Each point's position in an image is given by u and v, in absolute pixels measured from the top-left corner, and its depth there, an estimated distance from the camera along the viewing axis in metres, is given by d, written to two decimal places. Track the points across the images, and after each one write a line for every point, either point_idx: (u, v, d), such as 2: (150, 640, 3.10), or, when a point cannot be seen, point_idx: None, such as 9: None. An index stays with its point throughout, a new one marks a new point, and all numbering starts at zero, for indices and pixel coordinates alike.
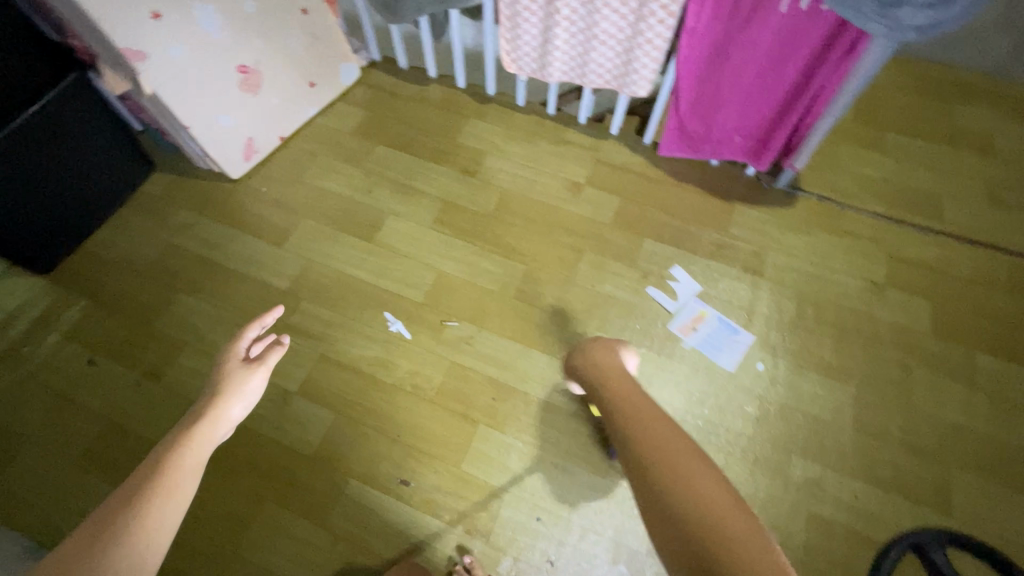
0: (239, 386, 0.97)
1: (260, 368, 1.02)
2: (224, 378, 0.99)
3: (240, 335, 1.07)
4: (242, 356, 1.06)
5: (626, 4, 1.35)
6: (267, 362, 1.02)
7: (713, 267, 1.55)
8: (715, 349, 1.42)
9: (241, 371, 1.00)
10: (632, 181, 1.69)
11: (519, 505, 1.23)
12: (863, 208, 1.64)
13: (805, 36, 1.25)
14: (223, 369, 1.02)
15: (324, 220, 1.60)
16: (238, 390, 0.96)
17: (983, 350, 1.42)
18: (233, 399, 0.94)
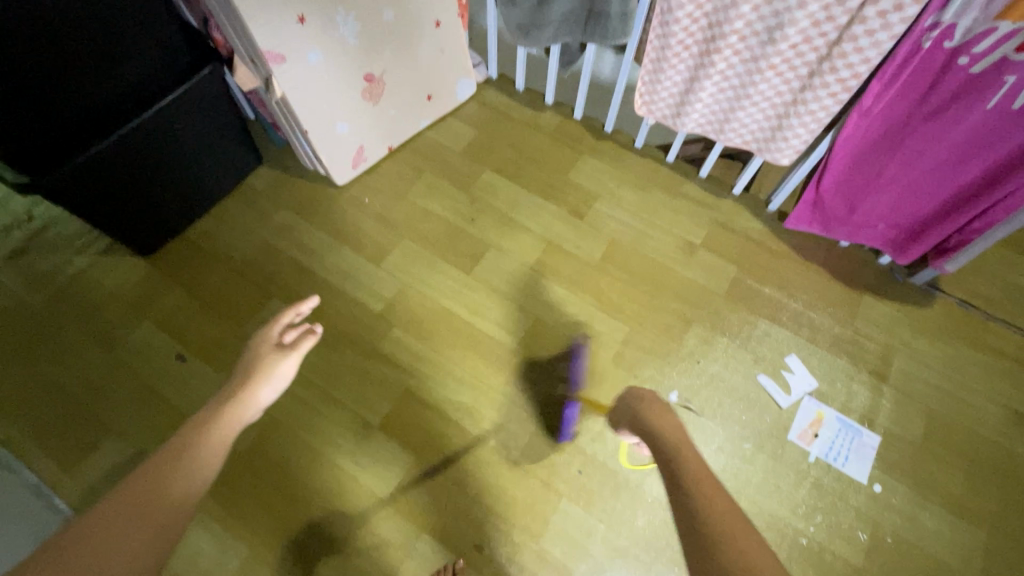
0: (270, 368, 0.99)
1: (292, 355, 1.02)
2: (259, 362, 1.00)
3: (275, 319, 1.08)
4: (275, 341, 1.06)
5: (795, 70, 1.22)
6: (300, 349, 1.04)
7: (832, 363, 1.41)
8: (840, 458, 1.29)
9: (274, 353, 1.02)
10: (752, 251, 1.57)
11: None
12: (1010, 321, 1.47)
13: (1004, 138, 1.11)
14: (258, 351, 1.03)
15: (425, 244, 1.55)
16: (268, 372, 0.98)
17: None
18: (263, 381, 0.96)
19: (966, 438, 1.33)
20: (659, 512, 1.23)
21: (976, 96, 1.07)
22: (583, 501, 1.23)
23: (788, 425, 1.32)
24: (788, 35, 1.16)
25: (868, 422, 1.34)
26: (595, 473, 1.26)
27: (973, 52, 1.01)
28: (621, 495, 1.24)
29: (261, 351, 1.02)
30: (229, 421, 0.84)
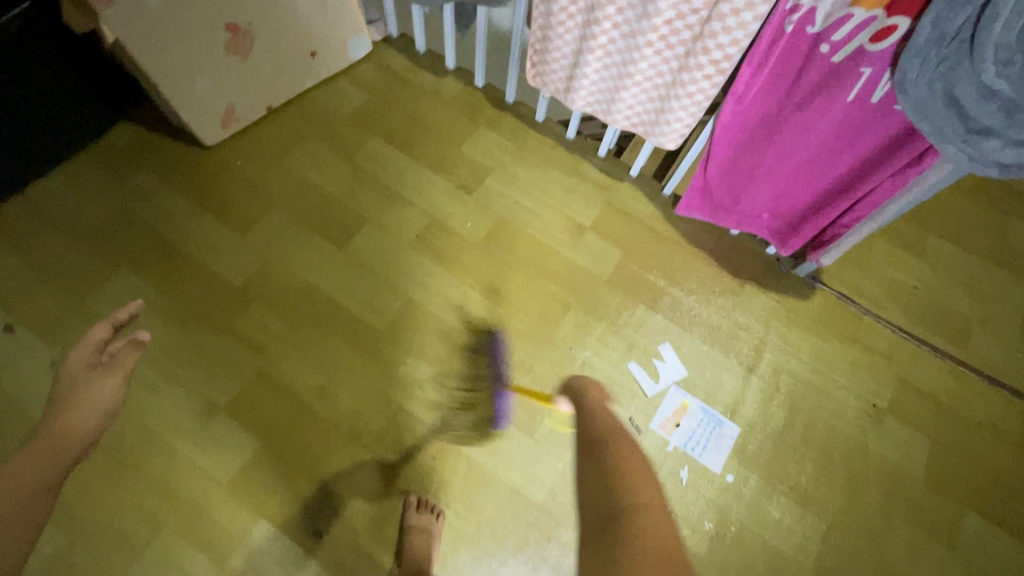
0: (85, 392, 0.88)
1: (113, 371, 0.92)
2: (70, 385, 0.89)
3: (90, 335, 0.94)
4: (89, 360, 0.93)
5: (672, 48, 1.15)
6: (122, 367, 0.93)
7: (706, 354, 1.41)
8: (697, 447, 1.30)
9: (94, 373, 0.91)
10: (641, 236, 1.52)
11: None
12: (883, 316, 1.50)
13: (868, 132, 1.08)
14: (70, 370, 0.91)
15: (297, 214, 1.45)
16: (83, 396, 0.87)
17: (974, 509, 1.30)
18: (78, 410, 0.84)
19: (827, 431, 1.35)
20: (509, 497, 1.20)
21: (838, 87, 1.02)
22: (431, 487, 1.21)
23: (651, 414, 1.33)
24: (662, 6, 1.08)
25: (730, 413, 1.35)
26: (448, 461, 1.23)
27: (833, 39, 0.96)
28: (470, 480, 1.21)
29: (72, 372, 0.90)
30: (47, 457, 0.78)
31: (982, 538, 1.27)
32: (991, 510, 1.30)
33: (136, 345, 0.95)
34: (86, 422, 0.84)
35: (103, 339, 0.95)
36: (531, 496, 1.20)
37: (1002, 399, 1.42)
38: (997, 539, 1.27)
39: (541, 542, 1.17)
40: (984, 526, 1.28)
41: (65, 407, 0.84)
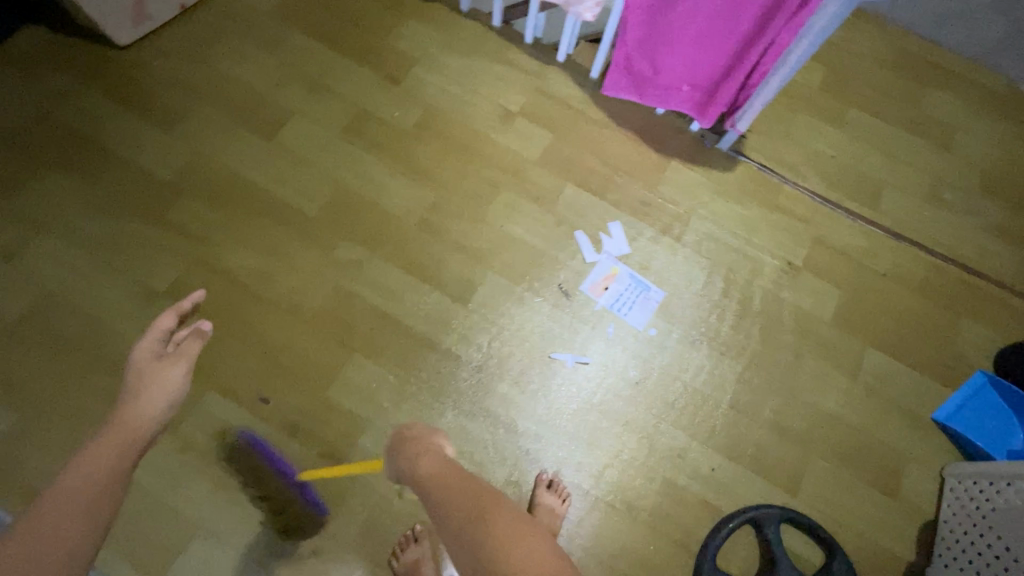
0: (156, 380, 0.77)
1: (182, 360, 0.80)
2: (136, 376, 0.77)
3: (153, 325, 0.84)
4: (156, 345, 0.83)
5: None
6: (190, 354, 0.82)
7: (633, 226, 1.47)
8: (625, 308, 1.38)
9: (154, 366, 0.79)
10: (569, 118, 1.56)
11: (380, 440, 1.21)
12: (801, 182, 1.58)
13: None
14: (136, 361, 0.80)
15: (223, 109, 1.44)
16: (155, 386, 0.76)
17: (876, 345, 1.42)
18: (144, 407, 0.72)
19: (746, 288, 1.44)
20: (445, 359, 1.29)
21: None
22: (371, 354, 1.27)
23: (582, 279, 1.40)
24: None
25: (658, 279, 1.42)
26: (387, 330, 1.29)
27: None
28: (409, 346, 1.29)
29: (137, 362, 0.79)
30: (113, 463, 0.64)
31: (882, 369, 1.40)
32: (892, 346, 1.43)
33: (195, 338, 0.86)
34: (151, 411, 0.73)
35: (167, 326, 0.85)
36: (466, 357, 1.30)
37: (908, 251, 1.53)
38: (895, 369, 1.40)
39: (476, 395, 1.27)
40: (884, 358, 1.41)
41: (127, 399, 0.73)
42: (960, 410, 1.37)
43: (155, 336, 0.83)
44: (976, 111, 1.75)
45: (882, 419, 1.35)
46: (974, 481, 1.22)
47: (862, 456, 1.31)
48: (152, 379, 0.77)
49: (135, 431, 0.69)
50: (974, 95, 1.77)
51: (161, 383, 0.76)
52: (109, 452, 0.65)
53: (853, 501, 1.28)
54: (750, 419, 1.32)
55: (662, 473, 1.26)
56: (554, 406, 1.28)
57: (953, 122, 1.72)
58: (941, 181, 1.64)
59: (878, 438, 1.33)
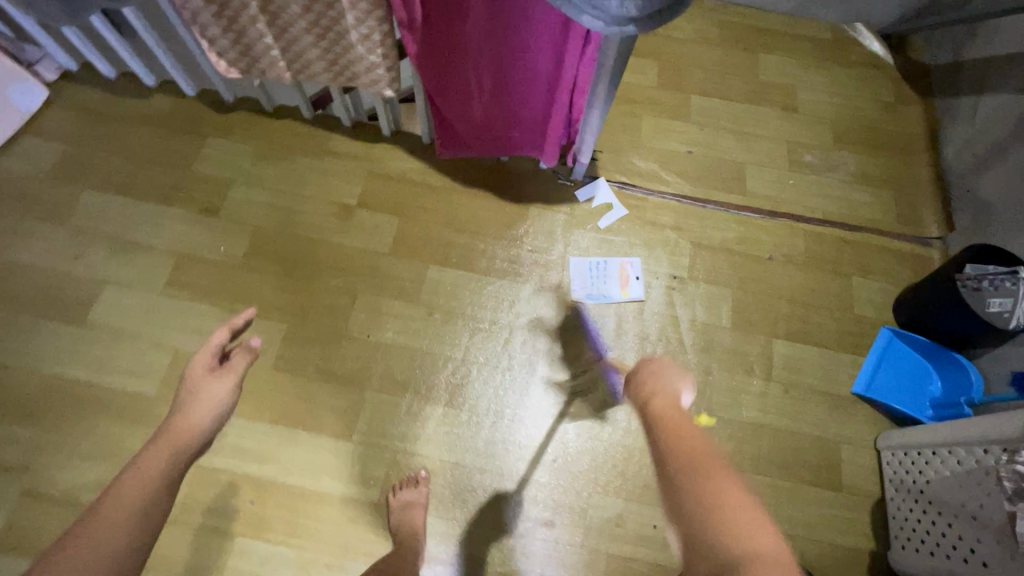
0: (201, 394, 0.85)
1: (228, 375, 0.89)
2: (191, 388, 0.86)
3: (197, 353, 0.93)
4: (208, 361, 0.92)
5: None
6: (236, 369, 0.90)
7: (508, 289, 1.38)
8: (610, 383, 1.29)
9: (208, 375, 0.89)
10: (412, 195, 1.45)
11: None
12: (665, 189, 1.53)
13: (536, 26, 1.03)
14: (191, 376, 0.89)
15: (19, 305, 1.27)
16: (200, 398, 0.84)
17: (781, 335, 1.39)
18: (195, 411, 0.81)
19: (639, 318, 1.37)
20: (344, 507, 1.16)
21: None
22: (259, 532, 1.13)
23: (472, 365, 1.30)
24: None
25: (550, 338, 1.34)
26: (270, 498, 1.16)
27: None
28: (300, 506, 1.16)
29: (193, 378, 0.88)
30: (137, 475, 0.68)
31: (792, 358, 1.36)
32: (795, 330, 1.39)
33: (240, 357, 0.94)
34: (201, 423, 0.80)
35: (221, 345, 0.96)
36: (366, 496, 1.18)
37: (785, 227, 1.51)
38: (803, 354, 1.37)
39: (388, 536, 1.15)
40: (790, 346, 1.38)
41: (179, 410, 0.81)
42: (876, 374, 1.35)
43: (209, 355, 0.93)
44: (807, 64, 1.75)
45: (804, 411, 1.31)
46: (906, 453, 1.18)
47: (798, 456, 1.27)
48: (204, 391, 0.86)
49: (205, 415, 0.81)
50: (802, 48, 1.78)
51: (208, 393, 0.85)
52: (165, 447, 0.73)
53: (797, 508, 1.23)
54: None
55: (606, 548, 1.18)
56: (477, 520, 1.18)
57: (792, 82, 1.72)
58: (797, 144, 1.63)
59: (806, 433, 1.29)
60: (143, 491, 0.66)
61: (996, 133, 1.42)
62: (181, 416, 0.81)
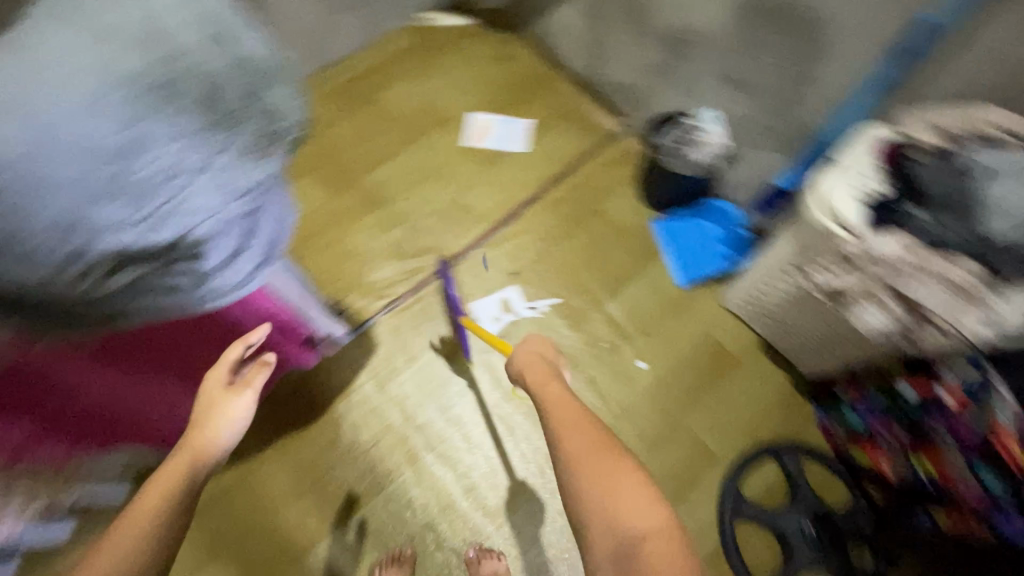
0: (219, 411, 0.84)
1: (246, 394, 0.87)
2: (205, 404, 0.85)
3: (212, 373, 0.89)
4: (225, 380, 0.88)
5: None
6: (255, 386, 0.89)
7: (392, 492, 1.21)
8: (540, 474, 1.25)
9: (223, 399, 0.86)
10: (221, 516, 1.17)
11: None
12: (425, 274, 1.44)
13: (170, 336, 0.81)
14: (206, 391, 0.88)
15: None
16: (218, 416, 0.83)
17: (608, 296, 1.43)
18: (214, 429, 0.82)
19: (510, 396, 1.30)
20: None
21: (59, 366, 0.71)
22: None
23: None
24: None
25: (466, 493, 1.22)
26: None
27: None
28: None
29: (209, 395, 0.86)
30: (162, 492, 0.73)
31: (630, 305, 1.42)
32: (612, 283, 1.45)
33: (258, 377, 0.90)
34: (218, 439, 0.82)
35: (236, 359, 0.88)
36: None
37: (532, 213, 1.53)
38: (633, 294, 1.43)
39: None
40: (621, 298, 1.43)
41: (193, 428, 0.83)
42: (685, 262, 1.45)
43: (226, 372, 0.88)
44: (424, 69, 1.73)
45: (673, 335, 1.39)
46: (749, 302, 1.28)
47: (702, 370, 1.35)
48: (219, 414, 0.84)
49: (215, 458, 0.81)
50: (407, 61, 1.74)
51: (224, 412, 0.84)
52: (184, 459, 0.78)
53: (737, 408, 1.31)
54: (639, 464, 1.26)
55: None
56: None
57: (427, 93, 1.70)
58: (477, 141, 1.64)
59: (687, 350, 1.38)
60: (155, 518, 0.69)
61: (589, 30, 1.58)
62: (195, 441, 0.81)
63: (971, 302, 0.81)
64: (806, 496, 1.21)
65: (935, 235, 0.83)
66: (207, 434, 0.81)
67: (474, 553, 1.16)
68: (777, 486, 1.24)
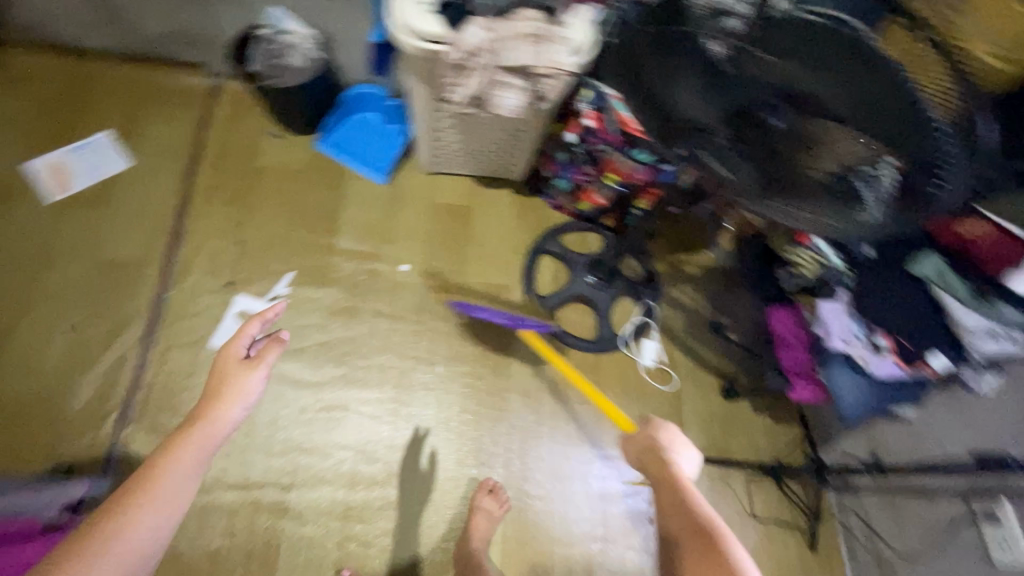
0: (229, 387, 0.78)
1: (259, 367, 0.81)
2: (216, 379, 0.80)
3: (232, 342, 0.83)
4: (241, 355, 0.83)
5: None
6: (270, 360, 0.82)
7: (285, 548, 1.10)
8: (396, 411, 1.22)
9: (238, 374, 0.80)
10: None
11: None
12: (136, 355, 1.18)
13: None
14: (216, 367, 0.81)
15: None
16: (231, 393, 0.78)
17: (330, 232, 1.35)
18: (223, 407, 0.76)
19: (317, 385, 1.21)
20: None
21: None
22: None
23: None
24: None
25: (350, 484, 1.15)
26: None
27: None
28: None
29: (220, 371, 0.80)
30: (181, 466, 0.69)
31: (354, 224, 1.37)
32: (325, 218, 1.36)
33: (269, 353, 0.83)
34: (231, 416, 0.76)
35: (250, 336, 0.84)
36: None
37: (195, 215, 1.31)
38: (350, 214, 1.37)
39: None
40: (342, 224, 1.36)
41: (206, 404, 0.76)
42: (368, 159, 1.41)
43: (239, 345, 0.83)
44: None
45: (407, 219, 1.39)
46: (440, 158, 1.36)
47: (450, 229, 1.40)
48: (229, 389, 0.78)
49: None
50: None
51: (236, 391, 0.78)
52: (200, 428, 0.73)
53: (494, 236, 1.41)
54: (462, 333, 1.30)
55: (551, 402, 1.28)
56: (552, 533, 1.18)
57: None
58: (66, 190, 1.29)
59: (427, 222, 1.40)
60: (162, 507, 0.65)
61: None
62: (207, 412, 0.75)
63: (552, 40, 0.95)
64: (577, 259, 1.39)
65: (488, 6, 0.94)
66: (224, 416, 0.76)
67: (493, 482, 1.18)
68: (557, 271, 1.40)
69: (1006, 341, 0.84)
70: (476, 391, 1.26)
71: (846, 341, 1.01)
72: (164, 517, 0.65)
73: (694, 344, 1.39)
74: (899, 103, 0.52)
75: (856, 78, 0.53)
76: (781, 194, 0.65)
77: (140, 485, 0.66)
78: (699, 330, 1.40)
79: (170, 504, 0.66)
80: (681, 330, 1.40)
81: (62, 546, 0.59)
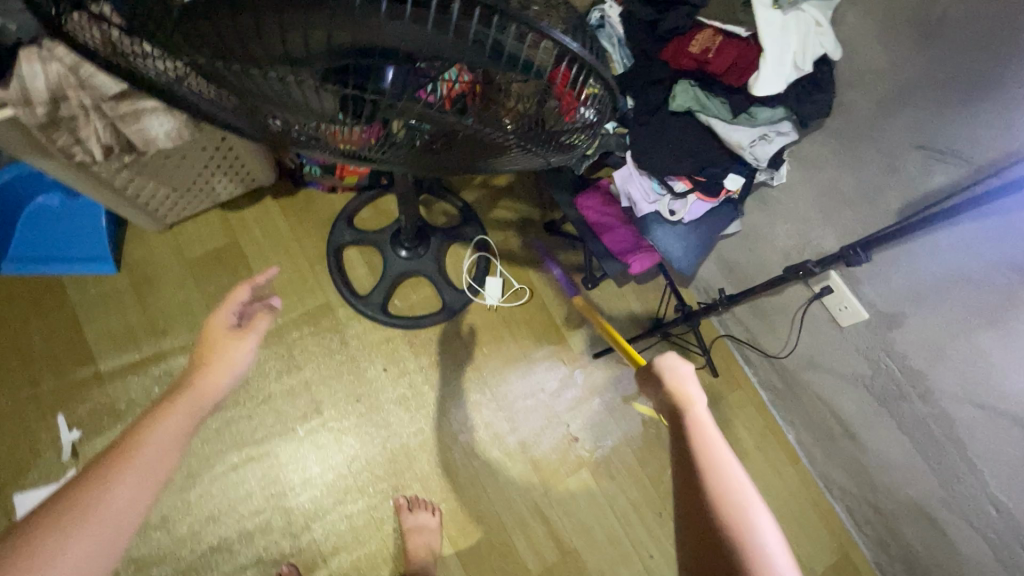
0: (220, 351, 0.57)
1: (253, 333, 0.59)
2: (206, 344, 0.58)
3: (216, 308, 0.60)
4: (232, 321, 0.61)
5: None
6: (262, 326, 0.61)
7: None
8: (282, 496, 1.08)
9: (228, 342, 0.58)
10: None
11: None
12: None
13: None
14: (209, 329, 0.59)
15: None
16: (220, 357, 0.57)
17: (87, 363, 1.08)
18: (213, 373, 0.55)
19: (178, 525, 1.04)
20: None
21: None
22: None
23: None
24: None
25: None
26: None
27: None
28: None
29: (212, 334, 0.59)
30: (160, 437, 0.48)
31: (111, 337, 1.10)
32: (72, 350, 1.09)
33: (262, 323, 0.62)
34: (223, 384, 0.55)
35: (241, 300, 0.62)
36: None
37: None
38: (99, 328, 1.10)
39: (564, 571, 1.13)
40: (96, 346, 1.09)
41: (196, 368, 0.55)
42: (76, 256, 1.12)
43: (229, 309, 0.61)
44: None
45: (171, 296, 1.14)
46: (156, 211, 1.09)
47: (227, 279, 1.17)
48: (222, 357, 0.57)
49: None
50: None
51: (224, 359, 0.57)
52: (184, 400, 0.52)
53: (281, 260, 1.20)
54: (305, 380, 1.15)
55: (431, 391, 1.19)
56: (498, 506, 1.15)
57: None
58: None
59: (196, 287, 1.15)
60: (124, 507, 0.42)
61: None
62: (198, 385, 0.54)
63: None
64: (380, 236, 1.21)
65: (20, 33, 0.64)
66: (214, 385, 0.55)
67: (405, 498, 1.10)
68: (369, 258, 1.23)
69: (777, 137, 0.84)
70: (352, 426, 1.14)
71: (652, 201, 0.95)
72: (146, 489, 0.44)
73: (538, 255, 1.31)
74: (487, 59, 0.37)
75: (405, 37, 0.36)
76: (476, 154, 0.55)
77: (117, 449, 0.45)
78: (535, 239, 1.32)
79: (150, 469, 0.45)
80: (521, 247, 1.31)
81: (19, 523, 0.39)
